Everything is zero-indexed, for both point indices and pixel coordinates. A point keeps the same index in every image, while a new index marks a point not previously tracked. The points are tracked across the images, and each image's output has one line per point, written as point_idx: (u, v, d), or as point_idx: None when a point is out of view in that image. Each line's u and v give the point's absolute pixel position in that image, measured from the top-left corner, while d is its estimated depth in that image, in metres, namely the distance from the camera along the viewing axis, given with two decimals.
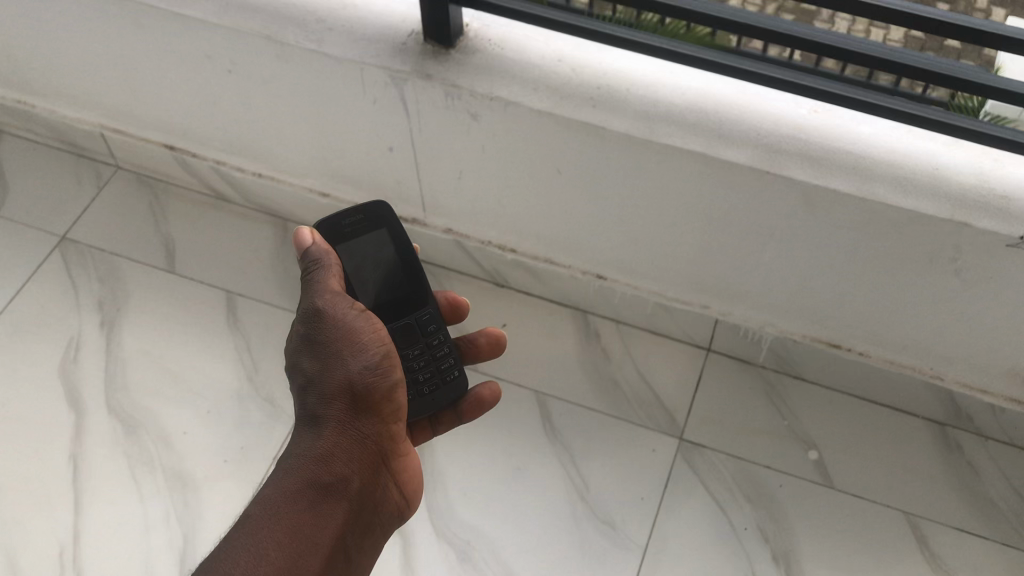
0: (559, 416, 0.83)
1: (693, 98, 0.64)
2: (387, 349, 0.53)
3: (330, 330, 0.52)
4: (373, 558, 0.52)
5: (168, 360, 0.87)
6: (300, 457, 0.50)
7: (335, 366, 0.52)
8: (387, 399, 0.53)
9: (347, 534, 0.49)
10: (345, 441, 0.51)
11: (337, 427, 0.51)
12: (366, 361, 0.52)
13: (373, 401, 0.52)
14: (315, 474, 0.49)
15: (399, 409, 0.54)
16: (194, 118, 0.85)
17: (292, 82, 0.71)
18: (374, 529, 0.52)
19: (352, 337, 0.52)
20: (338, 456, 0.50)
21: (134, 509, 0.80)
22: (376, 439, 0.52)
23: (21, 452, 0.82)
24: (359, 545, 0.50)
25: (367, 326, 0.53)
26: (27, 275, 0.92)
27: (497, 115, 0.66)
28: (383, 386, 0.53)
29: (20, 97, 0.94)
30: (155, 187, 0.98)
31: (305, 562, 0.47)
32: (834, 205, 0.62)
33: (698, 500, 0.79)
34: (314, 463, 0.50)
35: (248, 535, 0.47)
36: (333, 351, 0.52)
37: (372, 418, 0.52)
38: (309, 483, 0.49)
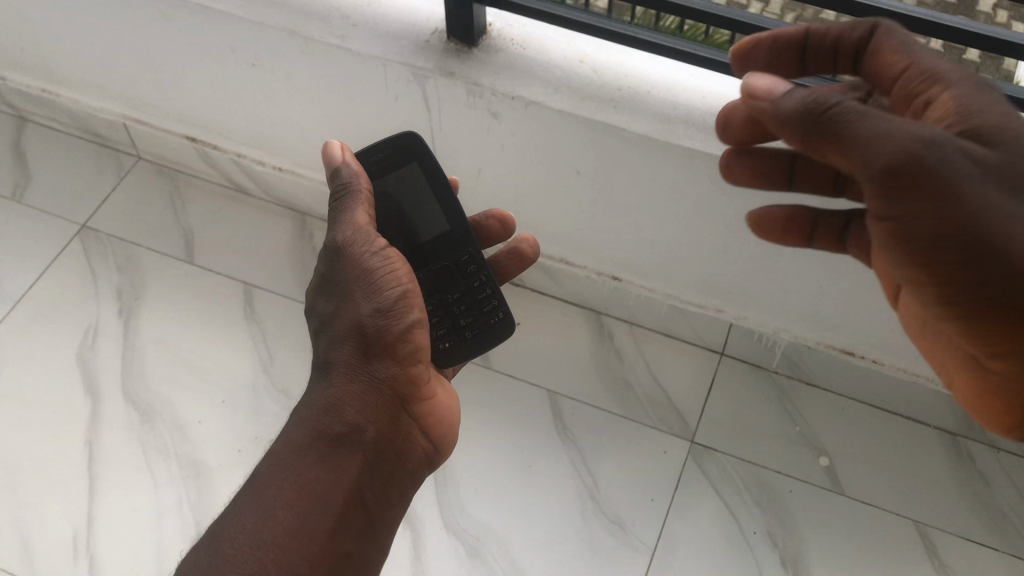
0: (571, 416, 0.84)
1: (714, 101, 0.63)
2: (405, 288, 0.53)
3: (344, 269, 0.52)
4: (400, 505, 0.53)
5: (185, 349, 0.88)
6: (314, 407, 0.52)
7: (348, 307, 0.52)
8: (402, 342, 0.52)
9: (362, 486, 0.50)
10: (359, 388, 0.52)
11: (349, 374, 0.52)
12: (380, 301, 0.52)
13: (387, 343, 0.52)
14: (328, 425, 0.51)
15: (419, 349, 0.54)
16: (217, 111, 0.85)
17: (315, 77, 0.72)
18: (397, 477, 0.53)
19: (367, 275, 0.52)
20: (350, 406, 0.51)
21: (148, 495, 0.80)
22: (392, 385, 0.53)
23: (38, 436, 0.83)
24: (379, 494, 0.51)
25: (382, 262, 0.52)
26: (47, 262, 0.93)
27: (518, 115, 0.66)
28: (397, 329, 0.52)
29: (45, 86, 0.95)
30: (175, 178, 0.99)
31: (316, 520, 0.48)
32: (852, 211, 0.62)
33: (708, 502, 0.79)
34: (325, 416, 0.51)
35: (259, 493, 0.49)
36: (347, 292, 0.52)
37: (388, 361, 0.52)
38: (321, 437, 0.50)
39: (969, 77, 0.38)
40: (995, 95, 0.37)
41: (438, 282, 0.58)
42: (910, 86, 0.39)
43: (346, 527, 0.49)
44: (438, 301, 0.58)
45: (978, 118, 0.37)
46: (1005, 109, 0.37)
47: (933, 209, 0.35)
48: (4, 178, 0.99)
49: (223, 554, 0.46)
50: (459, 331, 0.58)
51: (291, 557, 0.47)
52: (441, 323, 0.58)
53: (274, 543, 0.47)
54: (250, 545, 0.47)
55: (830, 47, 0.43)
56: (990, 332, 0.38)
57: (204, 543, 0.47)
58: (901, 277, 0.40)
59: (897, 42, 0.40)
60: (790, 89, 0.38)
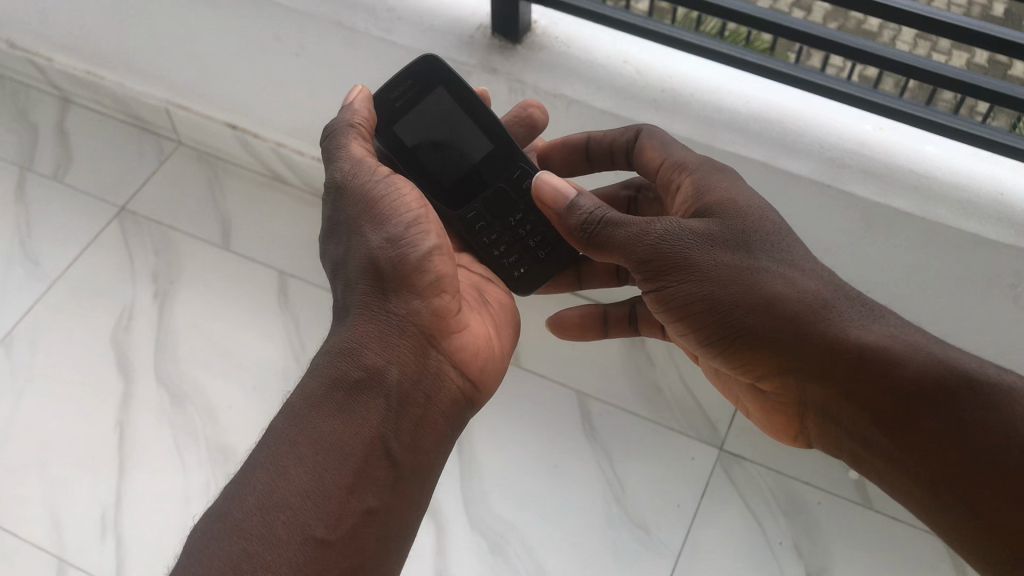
0: (600, 417, 0.83)
1: (758, 107, 0.63)
2: (416, 215, 0.50)
3: (352, 204, 0.50)
4: (437, 454, 0.48)
5: (217, 335, 0.89)
6: (330, 354, 0.48)
7: (357, 242, 0.50)
8: (420, 272, 0.49)
9: (387, 433, 0.46)
10: (375, 329, 0.48)
11: (367, 316, 0.49)
12: (392, 230, 0.49)
13: (403, 275, 0.49)
14: (345, 372, 0.47)
15: (442, 281, 0.50)
16: (259, 100, 0.86)
17: (358, 69, 0.72)
18: (430, 420, 0.48)
19: (376, 205, 0.50)
20: (368, 349, 0.47)
21: (177, 478, 0.81)
22: (415, 321, 0.49)
23: (70, 415, 0.84)
24: (409, 441, 0.47)
25: (390, 188, 0.50)
26: (85, 243, 0.94)
27: (559, 112, 0.66)
28: (412, 257, 0.49)
29: (90, 69, 0.96)
30: (214, 165, 1.00)
31: (333, 474, 0.44)
32: (894, 223, 0.62)
33: (735, 511, 0.79)
34: (340, 361, 0.47)
35: (270, 453, 0.44)
36: (356, 227, 0.50)
37: (408, 295, 0.49)
38: (336, 384, 0.46)
39: (727, 191, 0.50)
40: (747, 201, 0.49)
41: (497, 208, 0.58)
42: (670, 177, 0.53)
43: (369, 480, 0.44)
44: (504, 227, 0.58)
45: (726, 216, 0.48)
46: (753, 210, 0.49)
47: (685, 287, 0.48)
48: (46, 159, 1.00)
49: (231, 520, 0.42)
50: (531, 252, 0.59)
51: (305, 515, 0.42)
52: (511, 249, 0.58)
53: (287, 502, 0.42)
54: (259, 506, 0.42)
55: (606, 148, 0.58)
56: (749, 364, 0.49)
57: (213, 510, 0.43)
58: (683, 339, 0.53)
59: (679, 163, 0.53)
60: (574, 198, 0.50)
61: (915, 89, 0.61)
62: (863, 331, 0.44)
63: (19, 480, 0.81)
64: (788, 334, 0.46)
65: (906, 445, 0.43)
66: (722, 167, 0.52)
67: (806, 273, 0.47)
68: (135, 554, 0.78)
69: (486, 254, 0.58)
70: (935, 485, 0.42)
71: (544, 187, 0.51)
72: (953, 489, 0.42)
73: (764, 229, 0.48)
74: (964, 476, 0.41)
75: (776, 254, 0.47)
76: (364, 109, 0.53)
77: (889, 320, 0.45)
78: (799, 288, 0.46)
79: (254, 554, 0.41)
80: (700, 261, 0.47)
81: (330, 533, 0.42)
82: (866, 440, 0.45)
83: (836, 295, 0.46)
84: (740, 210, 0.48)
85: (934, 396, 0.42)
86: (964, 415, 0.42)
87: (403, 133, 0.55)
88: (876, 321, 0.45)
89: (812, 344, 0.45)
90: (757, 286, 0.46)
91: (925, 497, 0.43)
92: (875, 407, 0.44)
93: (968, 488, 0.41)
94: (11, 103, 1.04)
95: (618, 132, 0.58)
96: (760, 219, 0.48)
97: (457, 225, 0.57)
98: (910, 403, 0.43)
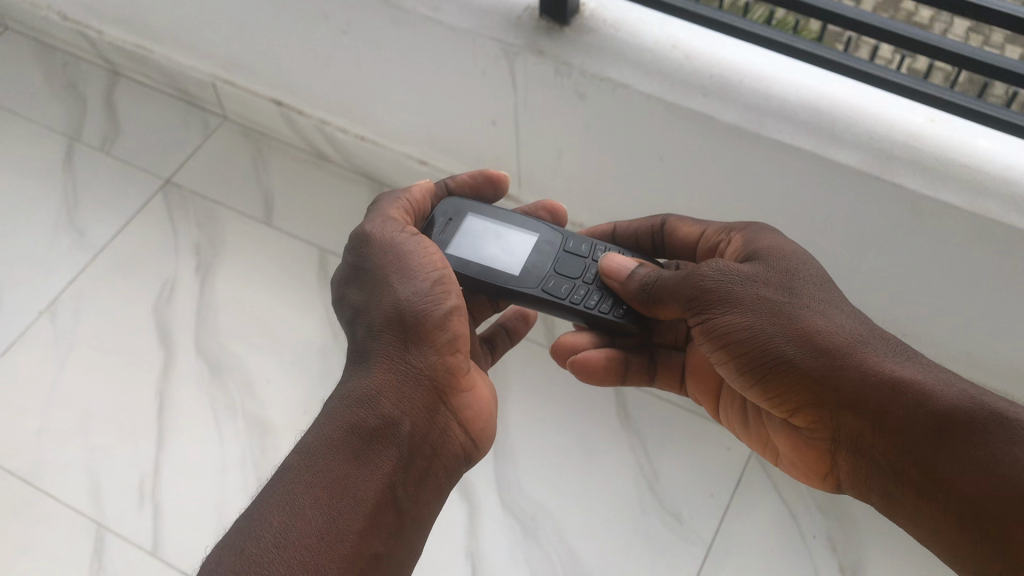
0: (635, 405, 0.83)
1: (808, 96, 0.62)
2: (440, 274, 0.51)
3: (377, 257, 0.51)
4: (434, 506, 0.49)
5: (257, 309, 0.89)
6: (346, 399, 0.48)
7: (383, 294, 0.50)
8: (439, 329, 0.49)
9: (395, 483, 0.46)
10: (394, 378, 0.48)
11: (385, 364, 0.49)
12: (417, 285, 0.50)
13: (424, 330, 0.49)
14: (360, 418, 0.47)
15: (458, 339, 0.50)
16: (304, 76, 0.86)
17: (403, 47, 0.72)
18: (433, 474, 0.49)
19: (403, 260, 0.51)
20: (384, 397, 0.48)
21: (214, 449, 0.82)
22: (430, 374, 0.49)
23: (112, 383, 0.85)
24: (412, 492, 0.47)
25: (417, 248, 0.52)
26: (131, 214, 0.95)
27: (606, 95, 0.66)
28: (436, 313, 0.49)
29: (140, 42, 0.97)
30: (259, 140, 1.00)
31: (346, 519, 0.44)
32: (943, 217, 0.60)
33: (769, 503, 0.78)
34: (358, 408, 0.47)
35: (284, 491, 0.44)
36: (382, 278, 0.51)
37: (426, 348, 0.49)
38: (352, 430, 0.47)
39: (779, 246, 0.51)
40: (798, 256, 0.50)
41: (571, 272, 0.57)
42: (712, 243, 0.56)
43: (377, 528, 0.45)
44: (586, 283, 0.57)
45: (772, 265, 0.49)
46: (803, 264, 0.50)
47: (727, 319, 0.48)
48: (95, 130, 1.01)
49: (248, 555, 0.42)
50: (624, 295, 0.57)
51: (320, 558, 0.42)
52: (603, 298, 0.57)
53: (302, 543, 0.43)
54: (276, 545, 0.42)
55: (634, 237, 0.62)
56: (785, 399, 0.48)
57: (226, 542, 0.43)
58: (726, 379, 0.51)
59: (721, 228, 0.56)
60: (635, 270, 0.55)
61: (964, 83, 0.61)
62: (894, 367, 0.44)
63: (61, 445, 0.82)
64: (826, 370, 0.45)
65: (935, 477, 0.41)
66: (772, 229, 0.53)
67: (848, 318, 0.47)
68: (171, 521, 0.78)
69: (585, 309, 0.56)
70: (960, 516, 0.40)
71: (609, 270, 0.56)
72: (981, 525, 0.39)
73: (811, 279, 0.49)
74: (990, 509, 0.39)
75: (823, 301, 0.47)
76: (421, 195, 0.58)
77: (927, 364, 0.45)
78: (840, 327, 0.46)
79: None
80: (743, 296, 0.48)
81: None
82: (898, 480, 0.43)
83: (873, 338, 0.46)
84: (790, 261, 0.50)
85: (962, 428, 0.41)
86: (987, 446, 0.40)
87: (464, 260, 0.57)
88: (909, 360, 0.44)
89: (849, 379, 0.44)
90: (799, 323, 0.46)
91: (954, 534, 0.41)
92: (907, 440, 0.42)
93: (995, 517, 0.39)
94: (62, 73, 1.05)
95: (643, 220, 0.62)
96: (809, 271, 0.49)
97: (545, 295, 0.56)
98: (936, 436, 0.41)
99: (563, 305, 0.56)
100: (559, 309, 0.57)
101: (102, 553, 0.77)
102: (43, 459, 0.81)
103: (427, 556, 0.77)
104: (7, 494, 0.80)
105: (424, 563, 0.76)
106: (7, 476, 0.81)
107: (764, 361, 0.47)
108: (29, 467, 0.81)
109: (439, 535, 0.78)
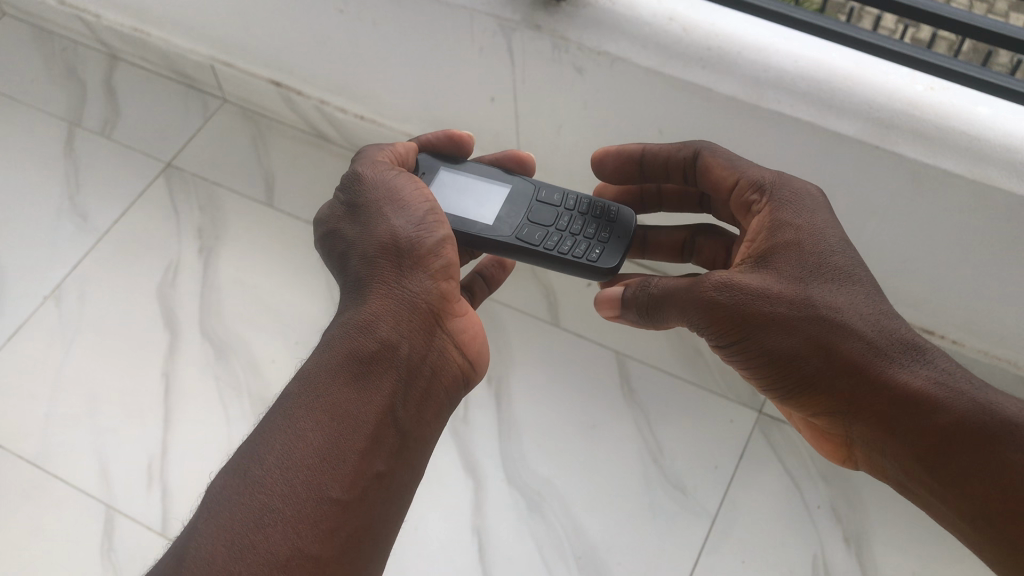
0: (638, 378, 0.83)
1: (806, 66, 0.61)
2: (431, 206, 0.53)
3: (370, 192, 0.53)
4: (435, 428, 0.50)
5: (260, 290, 0.90)
6: (344, 327, 0.49)
7: (377, 224, 0.51)
8: (433, 256, 0.51)
9: (395, 403, 0.47)
10: (391, 304, 0.49)
11: (382, 291, 0.50)
12: (410, 217, 0.52)
13: (418, 257, 0.51)
14: (359, 343, 0.48)
15: (450, 266, 0.52)
16: (302, 57, 0.86)
17: (400, 25, 0.72)
18: (432, 397, 0.50)
19: (395, 194, 0.53)
20: (382, 322, 0.49)
21: (220, 429, 0.82)
22: (425, 300, 0.50)
23: (118, 366, 0.86)
24: (412, 414, 0.48)
25: (408, 184, 0.53)
26: (132, 198, 0.96)
27: (604, 70, 0.66)
28: (428, 241, 0.51)
29: (137, 26, 0.97)
30: (258, 122, 1.00)
31: (348, 439, 0.45)
32: (942, 184, 0.60)
33: (773, 473, 0.78)
34: (356, 334, 0.48)
35: (285, 418, 0.45)
36: (376, 209, 0.52)
37: (420, 274, 0.51)
38: (351, 354, 0.47)
39: (794, 228, 0.48)
40: (813, 239, 0.48)
41: (542, 219, 0.59)
42: (746, 198, 0.51)
43: (379, 447, 0.46)
44: (559, 230, 0.58)
45: (784, 262, 0.47)
46: (815, 250, 0.47)
47: (745, 335, 0.47)
48: (95, 114, 1.01)
49: (250, 476, 0.43)
50: (597, 241, 0.58)
51: (323, 477, 0.43)
52: (578, 244, 0.58)
53: (305, 463, 0.43)
54: (279, 466, 0.43)
55: (663, 164, 0.57)
56: (800, 397, 0.48)
57: (229, 466, 0.44)
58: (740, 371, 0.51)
59: (757, 181, 0.51)
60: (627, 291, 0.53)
61: (969, 52, 0.61)
62: (909, 376, 0.44)
63: (70, 428, 0.83)
64: (840, 377, 0.45)
65: (944, 485, 0.43)
66: (795, 196, 0.50)
67: (864, 314, 0.45)
68: (179, 502, 0.79)
69: (559, 254, 0.57)
70: (971, 519, 0.43)
71: (602, 299, 0.55)
72: (990, 522, 0.42)
73: (824, 268, 0.47)
74: (1004, 511, 0.42)
75: (835, 293, 0.46)
76: (406, 152, 0.59)
77: (939, 360, 0.45)
78: (851, 329, 0.45)
79: (276, 508, 0.42)
80: (755, 311, 0.46)
81: (344, 495, 0.43)
82: (910, 474, 0.45)
83: (889, 338, 0.45)
84: (802, 252, 0.47)
85: (971, 439, 0.42)
86: (1000, 459, 0.42)
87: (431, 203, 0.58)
88: (927, 365, 0.44)
89: (859, 389, 0.45)
90: (814, 317, 0.45)
91: (963, 520, 0.43)
92: (918, 444, 0.43)
93: (1005, 520, 0.41)
94: (60, 59, 1.05)
95: (676, 146, 0.57)
96: (822, 259, 0.47)
97: (519, 243, 0.57)
98: (947, 444, 0.43)
99: (537, 251, 0.57)
100: (534, 256, 0.58)
101: (112, 534, 0.78)
102: (52, 443, 0.82)
103: (435, 531, 0.77)
104: (17, 478, 0.81)
105: (432, 539, 0.77)
106: (16, 460, 0.81)
107: (775, 361, 0.47)
108: (38, 451, 0.82)
109: (445, 510, 0.78)
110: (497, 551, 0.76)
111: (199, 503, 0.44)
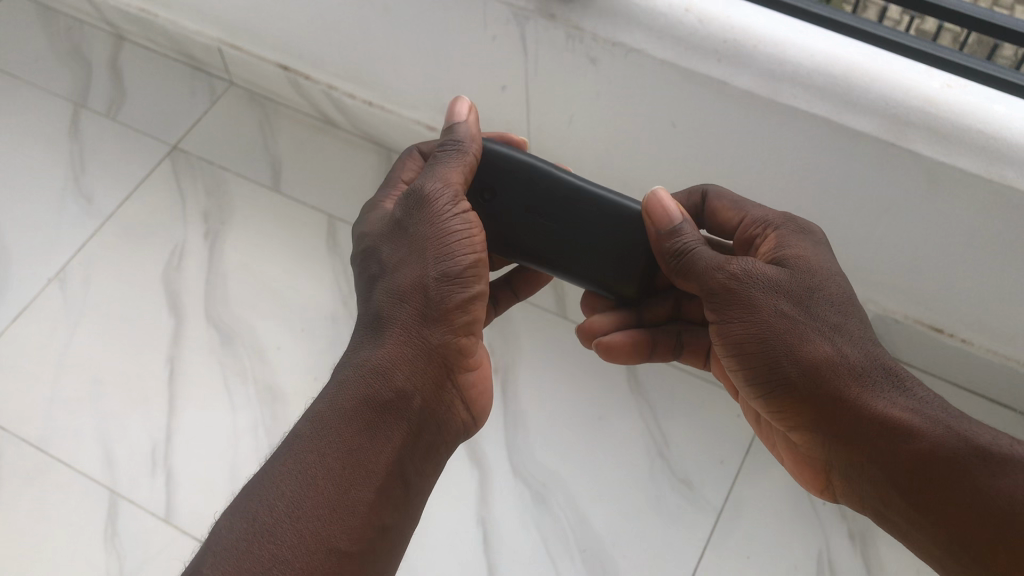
0: (646, 372, 0.83)
1: (824, 60, 0.60)
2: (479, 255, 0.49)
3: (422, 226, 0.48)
4: (431, 482, 0.49)
5: (266, 276, 0.89)
6: (359, 368, 0.47)
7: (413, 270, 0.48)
8: (459, 311, 0.49)
9: (404, 457, 0.46)
10: (408, 352, 0.47)
11: (401, 336, 0.48)
12: (452, 265, 0.48)
13: (446, 312, 0.48)
14: (375, 390, 0.46)
15: (473, 322, 0.50)
16: (309, 39, 0.85)
17: (412, 11, 0.71)
18: (433, 451, 0.49)
19: (442, 237, 0.48)
20: (400, 370, 0.47)
21: (224, 416, 0.82)
22: (444, 354, 0.49)
23: (122, 350, 0.85)
24: (417, 466, 0.47)
25: (459, 222, 0.49)
26: (138, 181, 0.95)
27: (619, 60, 0.65)
28: (458, 295, 0.48)
29: (143, 6, 0.95)
30: (265, 105, 1.00)
31: (358, 491, 0.44)
32: (960, 182, 0.60)
33: (779, 469, 0.78)
34: (373, 380, 0.46)
35: (299, 462, 0.44)
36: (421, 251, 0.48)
37: (443, 328, 0.48)
38: (366, 400, 0.46)
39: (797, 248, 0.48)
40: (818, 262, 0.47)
41: None
42: (750, 233, 0.52)
43: (387, 500, 0.45)
44: None
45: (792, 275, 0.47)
46: (821, 272, 0.47)
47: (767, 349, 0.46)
48: (100, 96, 1.01)
49: (261, 523, 0.42)
50: None
51: (333, 528, 0.42)
52: None
53: (316, 513, 0.42)
54: (288, 514, 0.42)
55: None
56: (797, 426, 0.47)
57: (237, 504, 0.43)
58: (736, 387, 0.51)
59: (759, 219, 0.51)
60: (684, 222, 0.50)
61: (974, 45, 0.61)
62: (890, 403, 0.43)
63: (72, 412, 0.82)
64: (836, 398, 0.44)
65: (918, 509, 0.42)
66: (806, 229, 0.50)
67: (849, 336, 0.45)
68: (182, 488, 0.79)
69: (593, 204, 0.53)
70: (948, 548, 0.41)
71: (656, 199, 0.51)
72: (965, 549, 0.41)
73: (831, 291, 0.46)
74: (976, 535, 0.40)
75: (838, 314, 0.46)
76: None
77: (923, 394, 0.44)
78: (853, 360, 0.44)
79: (286, 560, 0.41)
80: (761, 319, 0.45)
81: (351, 547, 0.43)
82: (886, 502, 0.44)
83: (868, 359, 0.45)
84: (811, 273, 0.47)
85: (942, 465, 0.41)
86: (969, 483, 0.40)
87: None
88: (912, 397, 0.44)
89: (860, 421, 0.44)
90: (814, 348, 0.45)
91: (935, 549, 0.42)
92: (893, 473, 0.43)
93: (987, 551, 0.40)
94: (65, 39, 1.04)
95: (684, 194, 0.57)
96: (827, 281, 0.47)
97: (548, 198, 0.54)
98: (925, 472, 0.42)
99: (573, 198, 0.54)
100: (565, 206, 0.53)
101: (116, 520, 0.78)
102: (55, 427, 0.82)
103: (439, 522, 0.77)
104: (20, 462, 0.80)
105: (436, 528, 0.77)
106: (19, 443, 0.81)
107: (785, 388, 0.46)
108: (41, 435, 0.81)
109: (450, 500, 0.78)
110: (502, 542, 0.76)
111: (204, 539, 0.42)
